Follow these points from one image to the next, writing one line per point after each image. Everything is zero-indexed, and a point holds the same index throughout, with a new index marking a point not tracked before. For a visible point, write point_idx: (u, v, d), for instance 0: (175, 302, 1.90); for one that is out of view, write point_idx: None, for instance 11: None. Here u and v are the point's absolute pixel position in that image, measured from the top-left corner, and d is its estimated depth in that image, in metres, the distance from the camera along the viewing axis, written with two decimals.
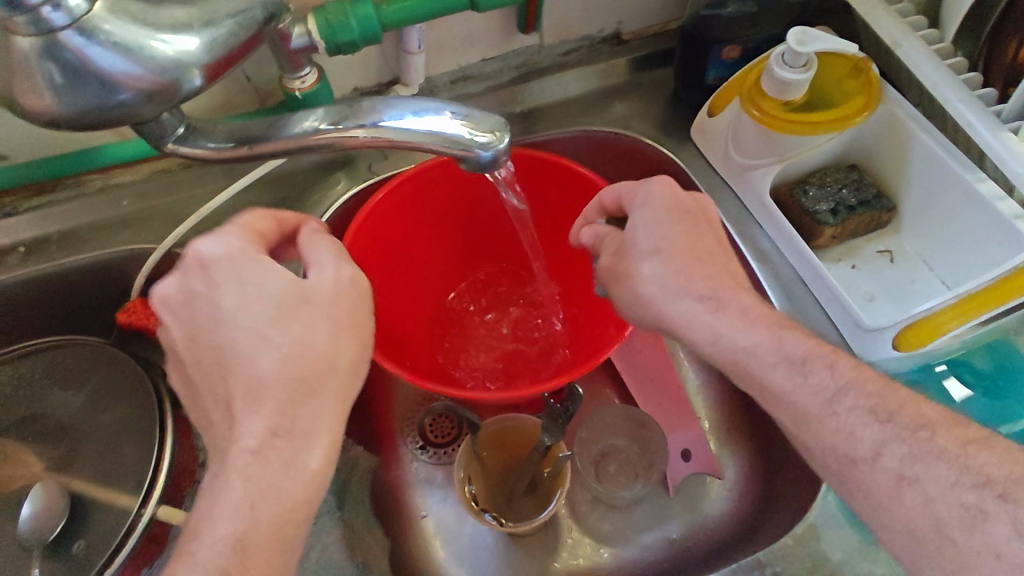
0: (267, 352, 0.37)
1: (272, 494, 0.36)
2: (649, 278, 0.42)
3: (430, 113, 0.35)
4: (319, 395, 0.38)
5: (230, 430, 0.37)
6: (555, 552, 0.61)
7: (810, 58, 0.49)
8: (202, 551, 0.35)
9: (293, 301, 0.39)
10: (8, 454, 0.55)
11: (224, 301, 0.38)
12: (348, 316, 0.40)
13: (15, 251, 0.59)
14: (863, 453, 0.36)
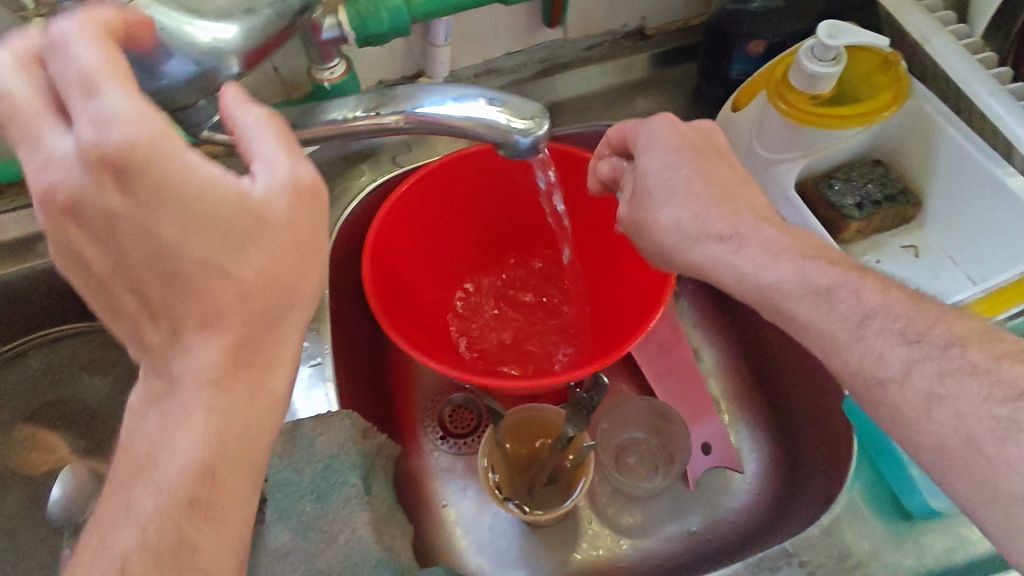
0: (213, 272, 0.29)
1: (239, 418, 0.31)
2: (665, 220, 0.41)
3: (469, 99, 0.35)
4: (280, 316, 0.31)
5: (175, 354, 0.30)
6: (574, 543, 0.61)
7: (841, 52, 0.49)
8: (167, 479, 0.30)
9: (239, 211, 0.29)
10: (37, 437, 0.59)
11: (141, 216, 0.28)
12: (309, 229, 0.32)
13: (41, 239, 0.58)
14: (892, 373, 0.34)
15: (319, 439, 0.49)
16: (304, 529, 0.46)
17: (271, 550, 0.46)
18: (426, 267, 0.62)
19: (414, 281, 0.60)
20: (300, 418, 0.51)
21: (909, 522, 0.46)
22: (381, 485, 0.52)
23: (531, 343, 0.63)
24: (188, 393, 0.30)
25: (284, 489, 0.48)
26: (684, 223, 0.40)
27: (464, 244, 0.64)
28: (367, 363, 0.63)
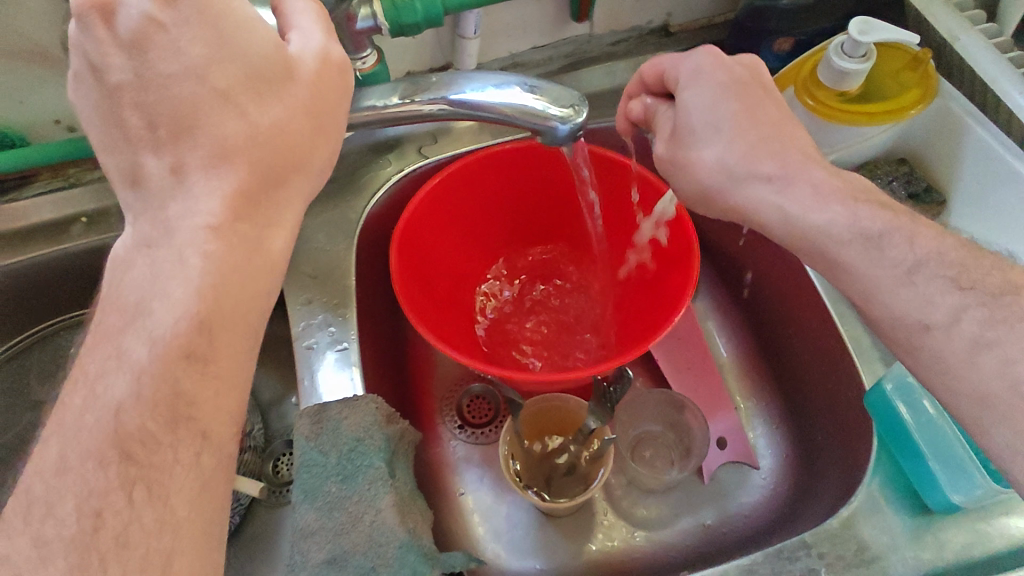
0: (236, 113, 0.32)
1: (233, 263, 0.32)
2: (706, 161, 0.42)
3: (509, 86, 0.36)
4: (286, 180, 0.34)
5: (176, 196, 0.31)
6: (590, 533, 0.61)
7: (870, 49, 0.50)
8: (160, 330, 0.30)
9: (274, 67, 0.32)
10: None
11: (179, 33, 0.30)
12: (326, 105, 0.35)
13: (76, 221, 0.61)
14: (939, 318, 0.36)
15: (345, 422, 0.49)
16: (329, 509, 0.47)
17: (298, 529, 0.47)
18: (450, 258, 0.62)
19: (438, 271, 0.61)
20: (326, 401, 0.51)
21: (928, 517, 0.47)
22: (403, 469, 0.52)
23: (551, 336, 0.64)
24: (187, 228, 0.31)
25: (310, 470, 0.49)
26: (722, 156, 0.41)
27: (489, 237, 0.65)
28: (390, 350, 0.64)
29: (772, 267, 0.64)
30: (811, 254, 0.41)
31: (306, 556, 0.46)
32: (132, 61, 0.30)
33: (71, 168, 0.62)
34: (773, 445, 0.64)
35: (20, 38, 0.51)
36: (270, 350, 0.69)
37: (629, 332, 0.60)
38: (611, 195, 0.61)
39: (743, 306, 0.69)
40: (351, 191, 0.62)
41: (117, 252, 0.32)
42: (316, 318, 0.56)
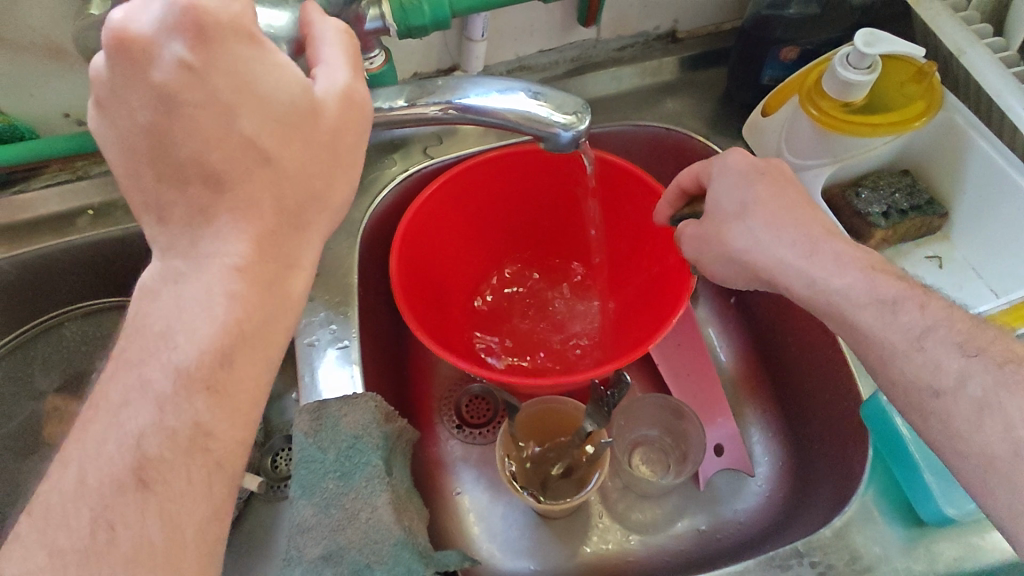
0: (263, 162, 0.33)
1: (254, 300, 0.33)
2: (740, 237, 0.46)
3: (513, 92, 0.37)
4: (307, 223, 0.35)
5: (207, 237, 0.32)
6: (585, 536, 0.61)
7: (876, 61, 0.50)
8: (183, 364, 0.31)
9: (300, 116, 0.33)
10: (65, 410, 0.61)
11: (213, 85, 0.31)
12: (349, 152, 0.35)
13: (84, 214, 0.62)
14: (946, 383, 0.36)
15: (344, 420, 0.49)
16: (326, 505, 0.48)
17: (295, 525, 0.47)
18: (451, 261, 0.63)
19: (439, 274, 0.61)
20: (326, 398, 0.52)
21: (921, 528, 0.47)
22: (401, 468, 0.53)
23: (549, 341, 0.64)
24: (215, 268, 0.32)
25: (309, 466, 0.49)
26: (752, 238, 0.45)
27: (491, 241, 0.66)
28: (391, 350, 0.64)
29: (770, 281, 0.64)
30: (831, 315, 0.42)
31: (301, 551, 0.46)
32: (165, 107, 0.30)
33: (79, 161, 0.63)
34: (768, 452, 0.64)
35: (32, 33, 0.52)
36: None
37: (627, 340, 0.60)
38: (614, 203, 0.61)
39: (742, 314, 0.69)
40: (355, 190, 0.63)
41: (145, 282, 0.33)
42: (318, 315, 0.56)
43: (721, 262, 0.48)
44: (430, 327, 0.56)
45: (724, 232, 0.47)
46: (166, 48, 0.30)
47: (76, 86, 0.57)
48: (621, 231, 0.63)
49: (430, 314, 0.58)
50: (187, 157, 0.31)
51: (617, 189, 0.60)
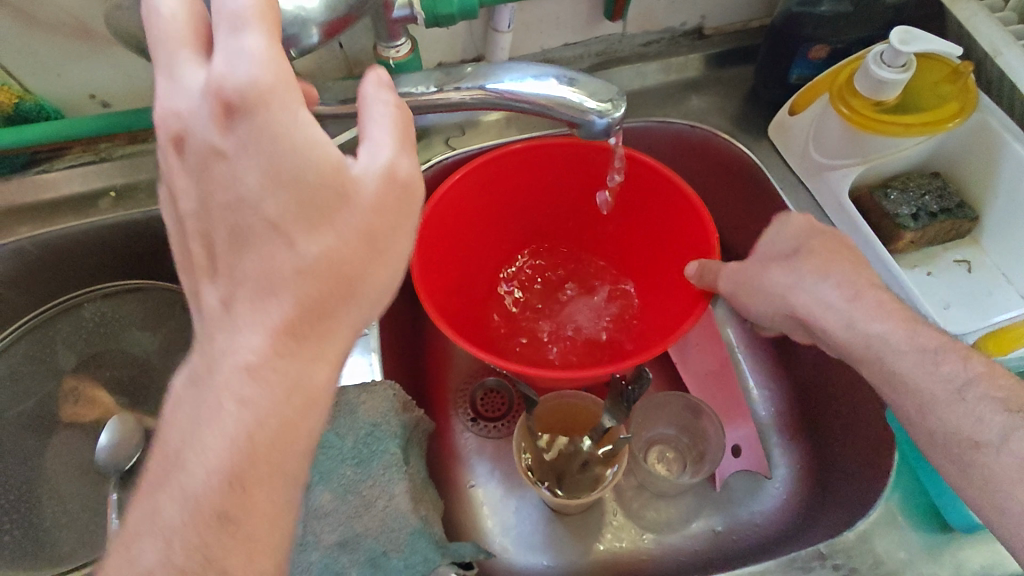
0: (284, 247, 0.29)
1: (265, 402, 0.28)
2: (777, 276, 0.48)
3: (544, 78, 0.36)
4: (334, 318, 0.30)
5: (223, 330, 0.29)
6: (599, 533, 0.61)
7: (910, 60, 0.49)
8: (194, 486, 0.28)
9: (324, 193, 0.29)
10: (83, 390, 0.59)
11: (240, 164, 0.29)
12: (385, 232, 0.30)
13: (105, 195, 0.62)
14: (989, 436, 0.37)
15: (362, 406, 0.50)
16: (344, 491, 0.47)
17: (311, 509, 0.47)
18: (472, 252, 0.63)
19: (460, 265, 0.61)
20: (344, 385, 0.51)
21: (948, 534, 0.46)
22: (417, 457, 0.53)
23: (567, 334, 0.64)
24: (228, 370, 0.28)
25: (326, 452, 0.48)
26: (790, 283, 0.47)
27: (513, 233, 0.65)
28: (408, 340, 0.64)
29: None
30: (866, 357, 0.43)
31: (318, 537, 0.46)
32: (201, 192, 0.29)
33: (102, 143, 0.63)
34: (788, 454, 0.64)
35: (61, 12, 0.52)
36: None
37: (645, 340, 0.59)
38: (639, 200, 0.60)
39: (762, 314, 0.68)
40: None
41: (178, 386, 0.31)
42: None
43: (752, 299, 0.49)
44: (448, 317, 0.56)
45: (760, 274, 0.49)
46: (200, 132, 0.29)
47: (101, 67, 0.57)
48: (645, 230, 0.62)
49: (448, 304, 0.58)
50: (219, 242, 0.29)
51: (642, 187, 0.59)
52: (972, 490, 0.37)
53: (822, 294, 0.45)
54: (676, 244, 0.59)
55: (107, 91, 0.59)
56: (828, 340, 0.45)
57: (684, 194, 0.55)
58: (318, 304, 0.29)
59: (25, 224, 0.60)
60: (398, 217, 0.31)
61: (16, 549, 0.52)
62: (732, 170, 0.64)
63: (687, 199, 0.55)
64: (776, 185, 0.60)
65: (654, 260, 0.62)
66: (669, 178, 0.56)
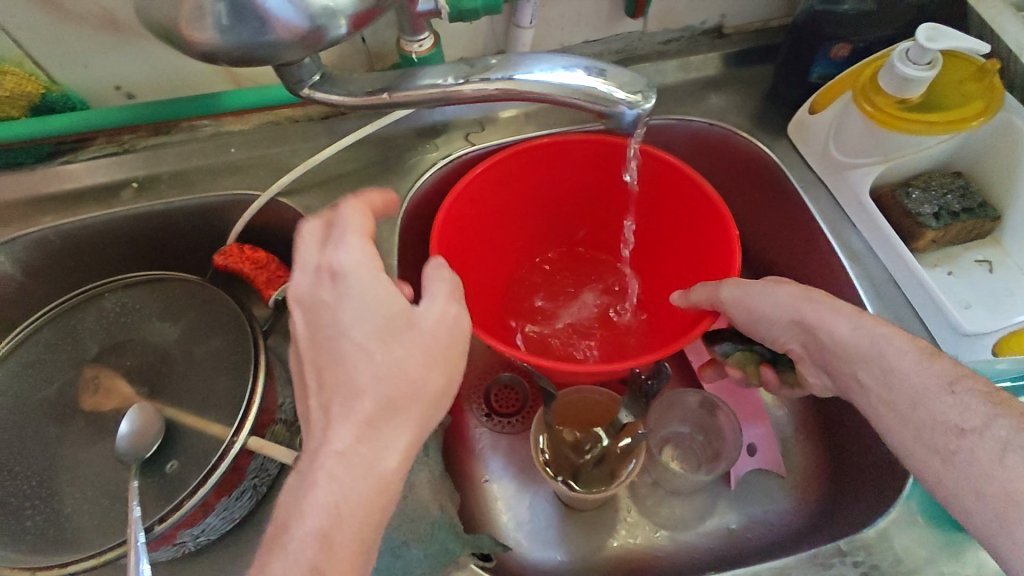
0: (368, 362, 0.37)
1: (350, 485, 0.35)
2: (785, 291, 0.47)
3: (573, 69, 0.36)
4: (404, 415, 0.37)
5: (324, 431, 0.36)
6: (613, 529, 0.61)
7: (936, 57, 0.49)
8: (293, 544, 0.33)
9: (400, 321, 0.38)
10: (102, 379, 0.57)
11: (341, 313, 0.38)
12: (444, 352, 0.39)
13: (128, 186, 0.63)
14: (973, 422, 0.36)
15: None
16: None
17: None
18: (491, 246, 0.63)
19: (479, 257, 0.61)
20: None
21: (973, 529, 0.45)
22: (434, 449, 0.53)
23: (582, 333, 0.65)
24: (324, 463, 0.35)
25: None
26: (797, 305, 0.46)
27: (532, 228, 0.66)
28: None
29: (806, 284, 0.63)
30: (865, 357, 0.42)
31: None
32: (314, 335, 0.39)
33: (125, 135, 0.63)
34: (803, 454, 0.63)
35: (91, 5, 0.52)
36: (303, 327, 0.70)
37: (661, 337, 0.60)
38: (658, 199, 0.61)
39: None
40: (396, 173, 0.63)
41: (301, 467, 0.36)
42: None
43: (753, 313, 0.48)
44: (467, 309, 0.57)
45: (765, 291, 0.48)
46: (315, 295, 0.39)
47: (126, 59, 0.57)
48: (662, 230, 0.63)
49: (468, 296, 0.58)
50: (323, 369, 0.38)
51: (662, 186, 0.59)
52: (954, 477, 0.36)
53: (836, 300, 0.45)
54: (694, 242, 0.59)
55: (132, 84, 0.60)
56: (832, 348, 0.44)
57: (704, 191, 0.55)
58: (395, 410, 0.37)
59: (48, 214, 0.61)
60: (455, 347, 0.40)
61: (38, 535, 0.51)
62: (752, 168, 0.65)
63: (707, 196, 0.55)
64: (795, 184, 0.60)
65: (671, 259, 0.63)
66: (691, 176, 0.56)
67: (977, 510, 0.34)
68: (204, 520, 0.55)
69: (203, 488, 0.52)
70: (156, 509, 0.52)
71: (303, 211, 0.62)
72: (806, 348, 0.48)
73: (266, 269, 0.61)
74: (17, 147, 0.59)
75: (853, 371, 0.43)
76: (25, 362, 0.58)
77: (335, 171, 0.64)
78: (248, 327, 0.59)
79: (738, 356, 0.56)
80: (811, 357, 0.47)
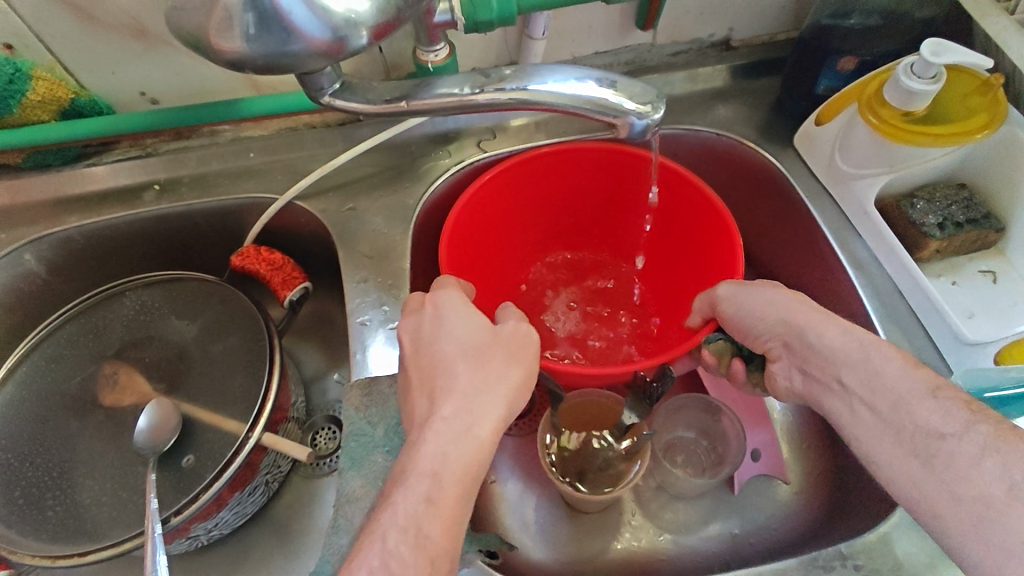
0: (464, 357, 0.42)
1: (456, 450, 0.37)
2: (774, 294, 0.48)
3: (586, 81, 0.38)
4: (495, 392, 0.40)
5: (428, 406, 0.40)
6: (617, 532, 0.62)
7: (940, 71, 0.50)
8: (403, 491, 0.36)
9: (488, 334, 0.43)
10: (121, 375, 0.59)
11: (438, 331, 0.44)
12: (525, 356, 0.43)
13: (150, 188, 0.65)
14: (954, 427, 0.36)
15: (393, 398, 0.51)
16: (374, 478, 0.49)
17: (343, 494, 0.48)
18: (501, 249, 0.65)
19: (488, 260, 0.63)
20: (375, 375, 0.53)
21: None
22: None
23: (591, 336, 0.66)
24: (431, 428, 0.38)
25: (358, 439, 0.50)
26: (788, 305, 0.47)
27: (541, 232, 0.67)
28: None
29: (810, 292, 0.64)
30: (851, 364, 0.42)
31: (349, 520, 0.47)
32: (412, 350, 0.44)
33: (148, 139, 0.66)
34: (806, 460, 0.64)
35: (120, 13, 0.54)
36: (317, 327, 0.72)
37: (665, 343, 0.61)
38: (666, 205, 0.62)
39: None
40: (409, 179, 0.65)
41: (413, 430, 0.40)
42: (370, 296, 0.59)
43: (745, 312, 0.49)
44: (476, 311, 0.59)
45: (759, 291, 0.49)
46: (414, 324, 0.45)
47: (151, 66, 0.60)
48: (670, 237, 0.64)
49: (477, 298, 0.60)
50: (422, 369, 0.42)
51: (671, 194, 0.61)
52: (931, 485, 0.36)
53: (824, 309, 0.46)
54: (699, 251, 0.60)
55: (157, 90, 0.62)
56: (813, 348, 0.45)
57: (711, 200, 0.56)
58: (487, 390, 0.40)
59: (72, 214, 0.63)
60: (530, 355, 0.43)
61: (59, 525, 0.53)
62: (759, 178, 0.66)
63: (712, 205, 0.56)
64: (801, 194, 0.61)
65: (677, 266, 0.64)
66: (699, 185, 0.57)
67: (953, 516, 0.34)
68: (218, 514, 0.57)
69: (218, 481, 0.54)
70: (172, 501, 0.53)
71: (319, 214, 0.64)
72: (785, 347, 0.47)
73: (282, 271, 0.62)
74: (46, 149, 0.61)
75: (836, 375, 0.43)
76: (47, 357, 0.60)
77: (350, 176, 0.65)
78: (263, 325, 0.60)
79: (718, 345, 0.55)
80: (789, 359, 0.47)
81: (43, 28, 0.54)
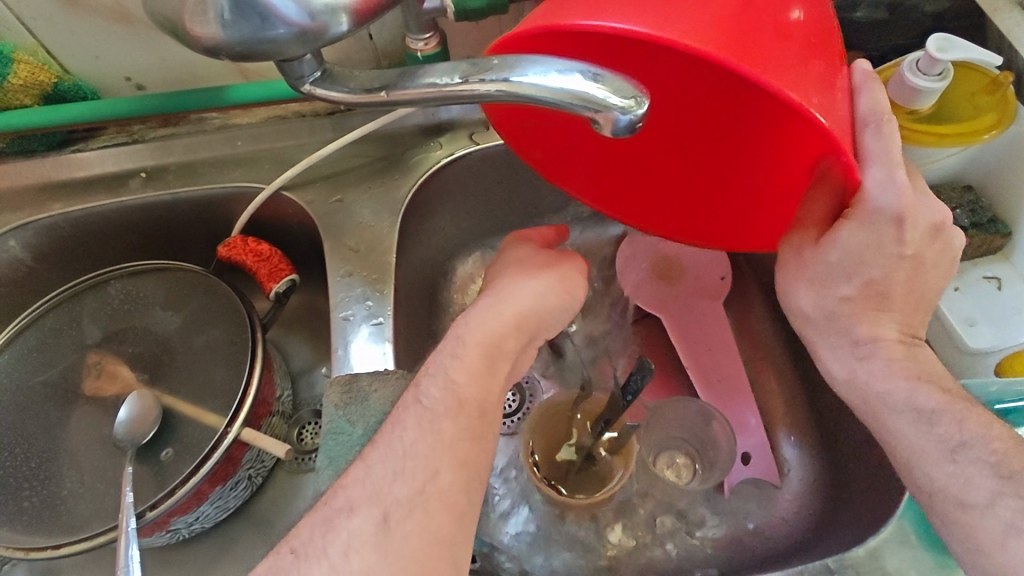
0: (520, 276, 0.46)
1: (484, 328, 0.42)
2: (812, 305, 0.42)
3: (569, 73, 0.31)
4: (527, 316, 0.44)
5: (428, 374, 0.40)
6: (603, 536, 0.60)
7: (948, 68, 0.49)
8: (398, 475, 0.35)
9: (543, 258, 0.48)
10: (105, 364, 0.58)
11: (504, 254, 0.50)
12: (559, 280, 0.47)
13: (137, 176, 0.64)
14: (977, 498, 0.36)
15: (374, 395, 0.49)
16: None
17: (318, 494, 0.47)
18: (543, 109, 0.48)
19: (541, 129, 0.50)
20: (357, 372, 0.52)
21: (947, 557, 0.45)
22: None
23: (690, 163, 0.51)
24: (469, 315, 0.43)
25: (336, 438, 0.48)
26: (799, 323, 0.44)
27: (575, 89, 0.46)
28: (422, 330, 0.65)
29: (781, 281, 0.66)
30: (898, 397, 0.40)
31: None
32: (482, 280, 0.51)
33: (135, 126, 0.65)
34: (800, 464, 0.63)
35: None
36: (307, 319, 0.71)
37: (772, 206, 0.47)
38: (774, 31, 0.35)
39: (780, 327, 0.67)
40: (398, 170, 0.64)
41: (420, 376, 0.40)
42: (354, 291, 0.58)
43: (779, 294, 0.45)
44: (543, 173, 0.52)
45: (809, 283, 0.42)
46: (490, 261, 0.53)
47: (137, 51, 0.59)
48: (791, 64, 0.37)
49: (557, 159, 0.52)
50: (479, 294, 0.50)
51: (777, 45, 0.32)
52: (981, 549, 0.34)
53: (867, 327, 0.41)
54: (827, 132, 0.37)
55: (142, 75, 0.61)
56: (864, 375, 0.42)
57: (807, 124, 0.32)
58: (521, 285, 0.45)
59: (58, 202, 0.63)
60: (565, 264, 0.48)
61: (35, 516, 0.52)
62: None
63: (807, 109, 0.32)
64: None
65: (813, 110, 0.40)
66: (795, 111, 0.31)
67: None
68: (198, 508, 0.56)
69: (196, 476, 0.53)
70: (149, 494, 0.52)
71: (305, 205, 0.63)
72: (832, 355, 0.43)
73: (269, 262, 0.61)
74: (29, 134, 0.61)
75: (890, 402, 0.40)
76: (31, 345, 0.59)
77: (340, 166, 0.64)
78: (245, 316, 0.59)
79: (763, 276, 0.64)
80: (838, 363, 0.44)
81: (25, 10, 0.54)
